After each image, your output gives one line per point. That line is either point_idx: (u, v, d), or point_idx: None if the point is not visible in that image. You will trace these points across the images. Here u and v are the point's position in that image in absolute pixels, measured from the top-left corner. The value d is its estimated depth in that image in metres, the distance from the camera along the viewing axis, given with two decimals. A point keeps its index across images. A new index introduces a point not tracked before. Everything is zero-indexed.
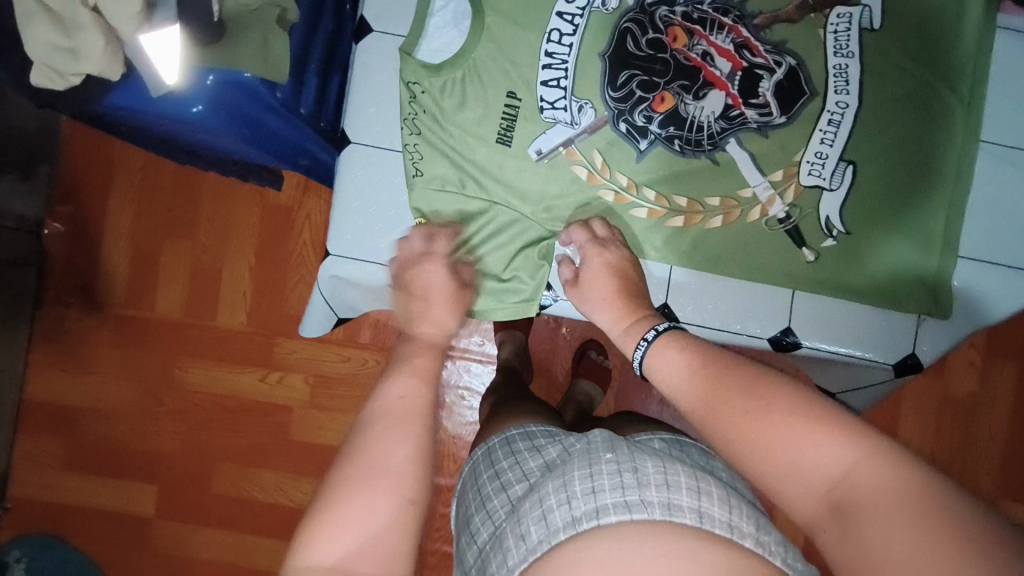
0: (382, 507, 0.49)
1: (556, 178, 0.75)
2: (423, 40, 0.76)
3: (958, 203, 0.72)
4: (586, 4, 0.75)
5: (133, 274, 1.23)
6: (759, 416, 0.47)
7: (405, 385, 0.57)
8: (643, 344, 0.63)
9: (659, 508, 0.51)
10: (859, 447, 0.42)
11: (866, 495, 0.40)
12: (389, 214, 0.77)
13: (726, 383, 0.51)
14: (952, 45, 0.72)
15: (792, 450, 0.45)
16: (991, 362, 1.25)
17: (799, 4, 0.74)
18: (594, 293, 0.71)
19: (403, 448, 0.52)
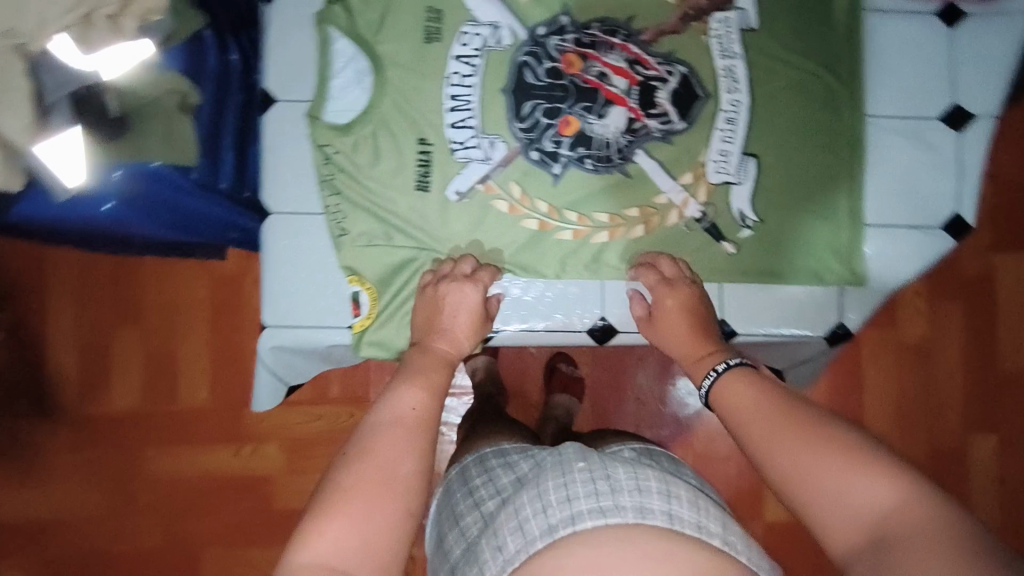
0: (388, 507, 0.53)
1: (480, 215, 0.77)
2: (328, 103, 0.77)
3: (857, 177, 0.75)
4: (480, 45, 0.77)
5: (85, 372, 1.19)
6: (820, 454, 0.51)
7: (415, 398, 0.64)
8: (711, 374, 0.66)
9: (632, 511, 0.55)
10: (910, 491, 0.46)
11: (911, 532, 0.44)
12: (324, 276, 0.78)
13: (790, 420, 0.55)
14: (827, 32, 0.77)
15: (846, 486, 0.48)
16: (937, 306, 1.31)
17: (679, 16, 0.77)
18: (669, 330, 0.73)
19: (407, 461, 0.58)
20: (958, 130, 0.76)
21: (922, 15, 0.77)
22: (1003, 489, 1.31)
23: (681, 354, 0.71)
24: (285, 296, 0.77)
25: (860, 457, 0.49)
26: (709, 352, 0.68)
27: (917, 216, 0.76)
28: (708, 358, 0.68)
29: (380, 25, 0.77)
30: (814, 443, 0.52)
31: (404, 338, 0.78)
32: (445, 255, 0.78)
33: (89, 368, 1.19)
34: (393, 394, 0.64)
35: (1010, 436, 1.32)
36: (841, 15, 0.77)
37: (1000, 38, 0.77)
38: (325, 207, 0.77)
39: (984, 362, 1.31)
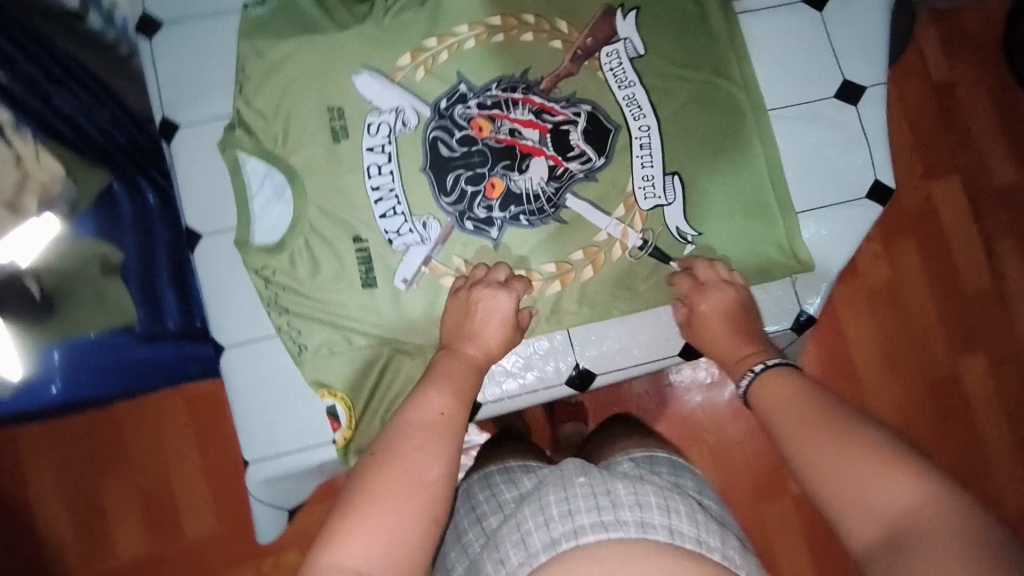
0: (416, 514, 0.51)
1: (432, 296, 0.77)
2: (253, 224, 0.76)
3: (775, 169, 0.78)
4: (389, 132, 0.78)
5: (82, 532, 1.13)
6: (841, 449, 0.52)
7: (444, 403, 0.61)
8: (750, 373, 0.66)
9: (633, 526, 0.54)
10: (936, 494, 0.46)
11: (931, 533, 0.44)
12: (294, 393, 0.76)
13: (816, 416, 0.56)
14: (711, 42, 0.80)
15: (862, 480, 0.49)
16: (895, 245, 1.34)
17: (571, 58, 0.79)
18: (708, 335, 0.73)
19: (434, 464, 0.55)
20: (856, 104, 0.80)
21: (794, 5, 0.82)
22: (1004, 401, 1.32)
23: (720, 357, 0.71)
24: (257, 427, 0.75)
25: (889, 459, 0.49)
26: (750, 354, 0.68)
27: (842, 190, 0.79)
28: (747, 359, 0.68)
29: (286, 136, 0.77)
30: (845, 442, 0.52)
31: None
32: (410, 348, 0.76)
33: (84, 524, 1.14)
34: (419, 398, 0.61)
35: (995, 348, 1.33)
36: (720, 21, 0.80)
37: (869, 10, 0.81)
38: (275, 328, 0.76)
39: (951, 286, 1.34)
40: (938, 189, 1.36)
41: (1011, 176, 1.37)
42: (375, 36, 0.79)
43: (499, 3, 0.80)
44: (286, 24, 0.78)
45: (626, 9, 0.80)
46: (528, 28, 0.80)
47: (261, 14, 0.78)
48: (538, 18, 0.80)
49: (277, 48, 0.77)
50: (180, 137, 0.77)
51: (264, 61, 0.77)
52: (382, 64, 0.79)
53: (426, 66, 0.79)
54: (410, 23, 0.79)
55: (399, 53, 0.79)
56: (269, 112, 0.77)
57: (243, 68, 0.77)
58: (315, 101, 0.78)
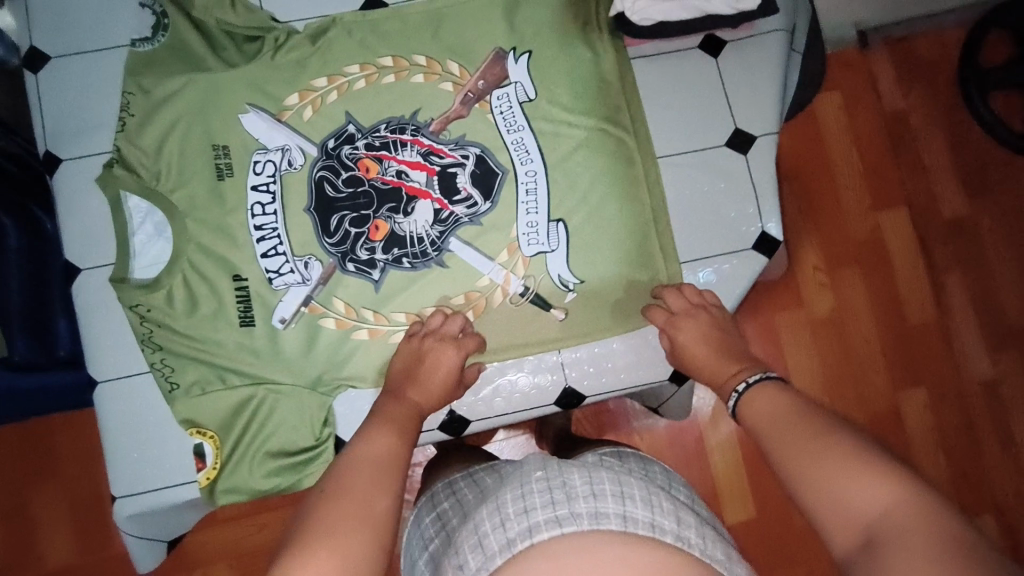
0: (369, 545, 0.49)
1: (310, 337, 0.77)
2: (133, 260, 0.76)
3: (661, 218, 0.78)
4: (274, 171, 0.77)
5: (11, 538, 1.12)
6: (824, 454, 0.49)
7: (387, 440, 0.59)
8: (735, 395, 0.63)
9: (587, 517, 0.53)
10: (915, 500, 0.43)
11: (907, 538, 0.41)
12: (172, 429, 0.76)
13: (800, 427, 0.53)
14: (602, 87, 0.80)
15: (840, 486, 0.47)
16: (838, 275, 1.28)
17: (462, 101, 0.79)
18: (694, 362, 0.71)
19: (386, 496, 0.53)
20: (746, 152, 0.81)
21: (689, 51, 0.83)
22: (946, 441, 1.25)
23: (705, 380, 0.69)
24: (127, 462, 0.76)
25: (867, 464, 0.47)
26: (739, 370, 0.66)
27: (732, 239, 0.79)
28: (732, 380, 0.65)
29: (169, 174, 0.76)
30: (826, 447, 0.50)
31: (257, 480, 0.75)
32: (284, 387, 0.76)
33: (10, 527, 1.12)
34: (363, 437, 0.59)
35: (939, 387, 1.27)
36: (612, 66, 0.80)
37: (762, 59, 0.83)
38: (149, 365, 0.76)
39: (895, 319, 1.27)
40: (887, 220, 1.29)
41: (961, 210, 1.32)
42: (263, 73, 0.78)
43: (390, 44, 0.80)
44: (173, 61, 0.78)
45: (517, 52, 0.80)
46: (419, 69, 0.80)
47: (148, 51, 0.78)
48: (429, 59, 0.80)
49: (162, 85, 0.77)
50: (63, 171, 0.79)
51: (149, 98, 0.77)
52: (269, 103, 0.78)
53: (315, 106, 0.79)
54: (302, 60, 0.79)
55: (288, 93, 0.79)
56: (153, 150, 0.76)
57: (127, 105, 0.76)
58: (200, 140, 0.77)
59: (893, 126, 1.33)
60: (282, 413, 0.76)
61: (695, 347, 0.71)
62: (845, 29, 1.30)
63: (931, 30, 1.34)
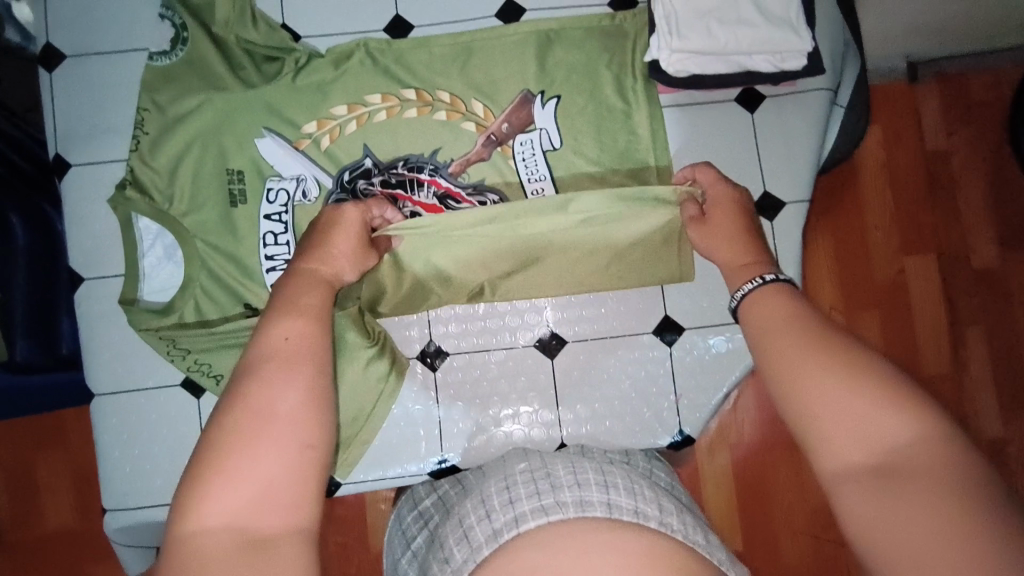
0: (282, 452, 0.44)
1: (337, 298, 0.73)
2: (143, 282, 0.75)
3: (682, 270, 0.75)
4: (287, 200, 0.76)
5: (15, 500, 1.11)
6: (836, 382, 0.45)
7: (291, 325, 0.50)
8: (756, 280, 0.56)
9: (572, 506, 0.54)
10: (935, 431, 0.41)
11: (921, 473, 0.39)
12: (172, 445, 0.76)
13: (814, 342, 0.48)
14: (630, 139, 0.76)
15: (858, 420, 0.43)
16: (858, 319, 1.15)
17: (484, 141, 0.76)
18: (712, 230, 0.63)
19: (291, 391, 0.47)
20: (772, 218, 0.77)
21: (723, 103, 0.77)
22: None
23: (721, 262, 0.61)
24: (118, 474, 0.75)
25: (883, 388, 0.43)
26: (755, 261, 0.58)
27: None
28: (750, 266, 0.58)
29: (182, 196, 0.75)
30: (844, 367, 0.45)
31: None
32: None
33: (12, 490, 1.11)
34: (265, 329, 0.50)
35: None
36: (642, 117, 0.76)
37: (804, 115, 0.77)
38: (184, 371, 0.74)
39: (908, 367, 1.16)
40: (911, 264, 1.15)
41: (994, 260, 1.17)
42: (281, 96, 0.76)
43: (415, 75, 0.77)
44: (191, 79, 0.76)
45: (546, 96, 0.77)
46: (443, 106, 0.77)
47: (165, 65, 0.76)
48: (453, 96, 0.77)
49: (179, 102, 0.75)
50: (69, 176, 0.75)
51: (164, 116, 0.75)
52: (286, 128, 0.76)
53: (332, 136, 0.76)
54: (322, 85, 0.77)
55: (306, 119, 0.76)
56: (167, 171, 0.75)
57: (142, 121, 0.75)
58: (214, 163, 0.75)
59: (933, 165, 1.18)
60: None
61: (722, 219, 0.63)
62: (893, 56, 1.13)
63: (984, 66, 1.16)
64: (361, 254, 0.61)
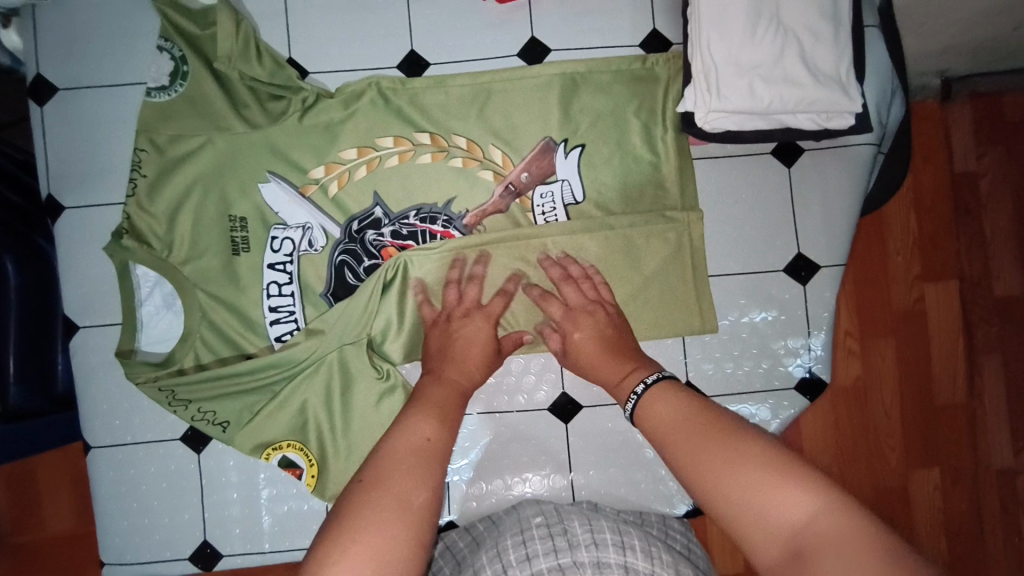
0: (405, 541, 0.46)
1: (349, 318, 0.70)
2: (140, 333, 0.71)
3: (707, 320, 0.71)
4: (293, 250, 0.72)
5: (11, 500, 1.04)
6: (730, 459, 0.46)
7: (428, 427, 0.56)
8: (633, 397, 0.59)
9: (589, 566, 0.50)
10: (833, 499, 0.41)
11: (829, 543, 0.39)
12: (174, 502, 0.72)
13: (714, 432, 0.49)
14: (658, 193, 0.72)
15: (756, 501, 0.43)
16: (872, 341, 0.99)
17: (502, 192, 0.72)
18: (586, 362, 0.66)
19: (421, 489, 0.50)
20: (805, 282, 0.73)
21: (759, 154, 0.73)
22: (948, 539, 1.03)
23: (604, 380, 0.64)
24: (116, 530, 0.71)
25: (785, 467, 0.44)
26: (634, 370, 0.61)
27: (772, 378, 0.73)
28: (631, 379, 0.61)
29: (181, 242, 0.71)
30: (741, 448, 0.46)
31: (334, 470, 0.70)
32: (327, 356, 0.70)
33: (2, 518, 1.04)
34: (404, 424, 0.56)
35: (953, 466, 1.02)
36: (672, 171, 0.72)
37: (841, 173, 0.73)
38: (188, 422, 0.71)
39: (920, 398, 1.00)
40: (933, 291, 1.02)
41: (1016, 287, 1.06)
42: (288, 138, 0.71)
43: (431, 118, 0.72)
44: (192, 116, 0.71)
45: (569, 145, 0.72)
46: (459, 152, 0.72)
47: (164, 102, 0.71)
48: (470, 142, 0.72)
49: (179, 143, 0.71)
50: (63, 219, 0.71)
51: (164, 157, 0.71)
52: (292, 172, 0.72)
53: (341, 181, 0.72)
54: (330, 126, 0.72)
55: (313, 164, 0.72)
56: (165, 217, 0.70)
57: (139, 162, 0.70)
58: (215, 208, 0.71)
59: (959, 189, 1.05)
60: (332, 394, 0.70)
61: (585, 338, 0.66)
62: (928, 74, 1.01)
63: None
64: (489, 359, 0.67)
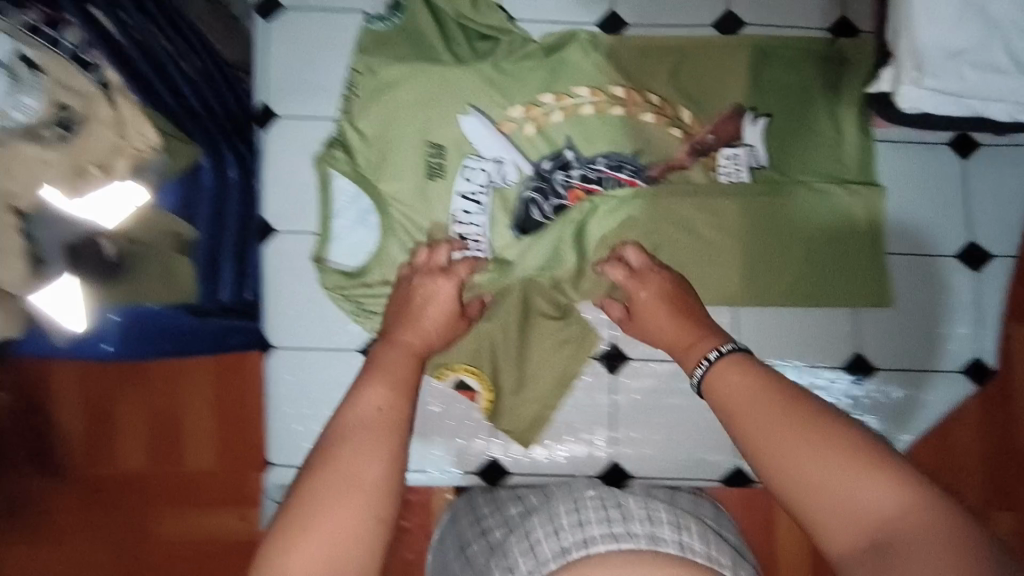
0: (360, 513, 0.48)
1: (541, 252, 0.75)
2: (332, 243, 0.76)
3: (880, 291, 0.75)
4: (485, 181, 0.76)
5: None
6: (811, 444, 0.44)
7: (379, 396, 0.55)
8: (704, 364, 0.57)
9: (644, 538, 0.53)
10: (921, 497, 0.40)
11: (915, 543, 0.38)
12: None
13: (778, 415, 0.47)
14: (837, 167, 0.75)
15: (843, 489, 0.42)
16: None
17: (688, 150, 0.75)
18: (652, 324, 0.66)
19: (375, 462, 0.50)
20: (977, 269, 0.76)
21: (936, 143, 0.76)
22: None
23: (667, 342, 0.64)
24: (301, 420, 0.87)
25: (873, 458, 0.42)
26: (699, 340, 0.60)
27: (938, 358, 0.76)
28: (699, 345, 0.60)
29: (381, 162, 0.75)
30: (813, 434, 0.44)
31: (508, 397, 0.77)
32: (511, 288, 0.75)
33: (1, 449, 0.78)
34: (356, 396, 0.55)
35: None
36: (854, 148, 0.75)
37: (1016, 168, 0.76)
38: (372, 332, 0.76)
39: None
40: None
41: None
42: (492, 77, 0.76)
43: (627, 74, 0.76)
44: (406, 47, 0.75)
45: (757, 113, 0.75)
46: (651, 107, 0.75)
47: (382, 30, 0.76)
48: (663, 100, 0.76)
49: (390, 68, 0.74)
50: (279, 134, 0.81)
51: (377, 79, 0.74)
52: (492, 109, 0.76)
53: (537, 122, 0.76)
54: (531, 70, 0.76)
55: (512, 103, 0.76)
56: (370, 136, 0.75)
57: (354, 83, 0.75)
58: (416, 134, 0.75)
59: None
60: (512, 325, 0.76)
61: (653, 301, 0.67)
62: None
63: None
64: (450, 325, 0.67)
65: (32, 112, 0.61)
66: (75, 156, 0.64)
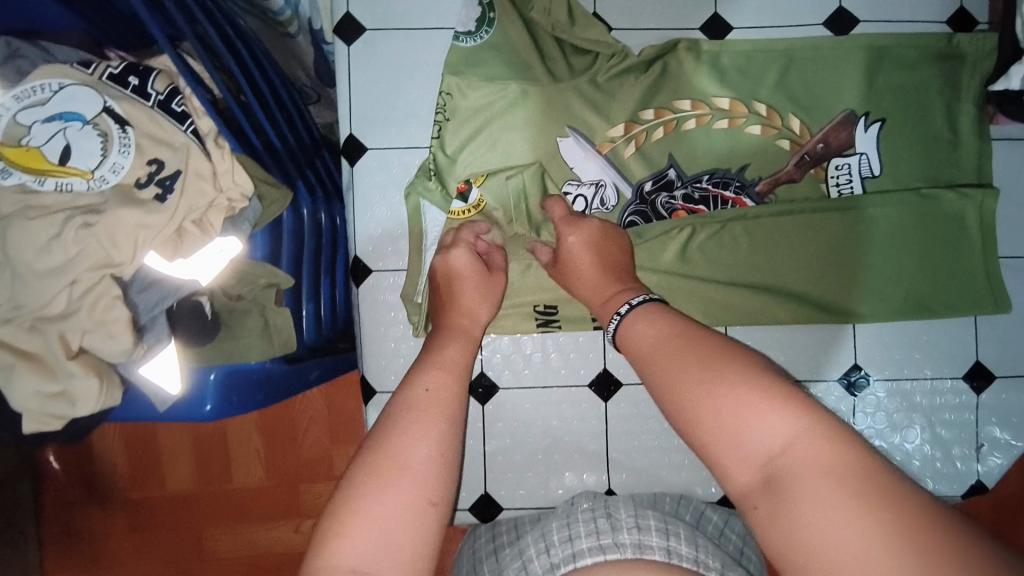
0: (409, 496, 0.46)
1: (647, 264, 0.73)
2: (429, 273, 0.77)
3: (998, 297, 0.73)
4: (585, 207, 0.73)
5: (135, 463, 1.04)
6: (706, 385, 0.44)
7: (433, 379, 0.54)
8: (617, 318, 0.59)
9: (630, 547, 0.51)
10: (820, 427, 0.40)
11: (803, 470, 0.38)
12: (468, 441, 0.81)
13: (683, 359, 0.48)
14: (954, 173, 0.72)
15: (745, 429, 0.42)
16: None
17: (797, 163, 0.72)
18: (572, 273, 0.66)
19: (425, 443, 0.49)
20: None
21: None
22: None
23: (588, 297, 0.65)
24: None
25: (770, 391, 0.42)
26: (617, 294, 0.62)
27: None
28: (614, 300, 0.61)
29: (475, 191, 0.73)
30: (717, 379, 0.44)
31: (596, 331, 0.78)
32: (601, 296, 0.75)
33: (55, 496, 1.04)
34: (410, 377, 0.55)
35: None
36: (973, 152, 0.72)
37: None
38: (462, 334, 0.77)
39: None
40: None
41: None
42: (591, 94, 0.72)
43: (733, 83, 0.72)
44: (500, 64, 0.71)
45: (869, 119, 0.72)
46: (758, 119, 0.72)
47: (471, 47, 0.70)
48: (770, 109, 0.72)
49: (481, 89, 0.70)
50: (365, 160, 0.76)
51: (468, 101, 0.70)
52: (592, 128, 0.73)
53: (638, 141, 0.73)
54: (631, 87, 0.72)
55: (614, 121, 0.72)
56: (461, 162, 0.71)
57: (443, 106, 0.71)
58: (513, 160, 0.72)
59: None
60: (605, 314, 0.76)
61: (574, 262, 0.66)
62: None
63: None
64: (490, 286, 0.68)
65: (124, 170, 0.60)
66: (173, 215, 0.60)
